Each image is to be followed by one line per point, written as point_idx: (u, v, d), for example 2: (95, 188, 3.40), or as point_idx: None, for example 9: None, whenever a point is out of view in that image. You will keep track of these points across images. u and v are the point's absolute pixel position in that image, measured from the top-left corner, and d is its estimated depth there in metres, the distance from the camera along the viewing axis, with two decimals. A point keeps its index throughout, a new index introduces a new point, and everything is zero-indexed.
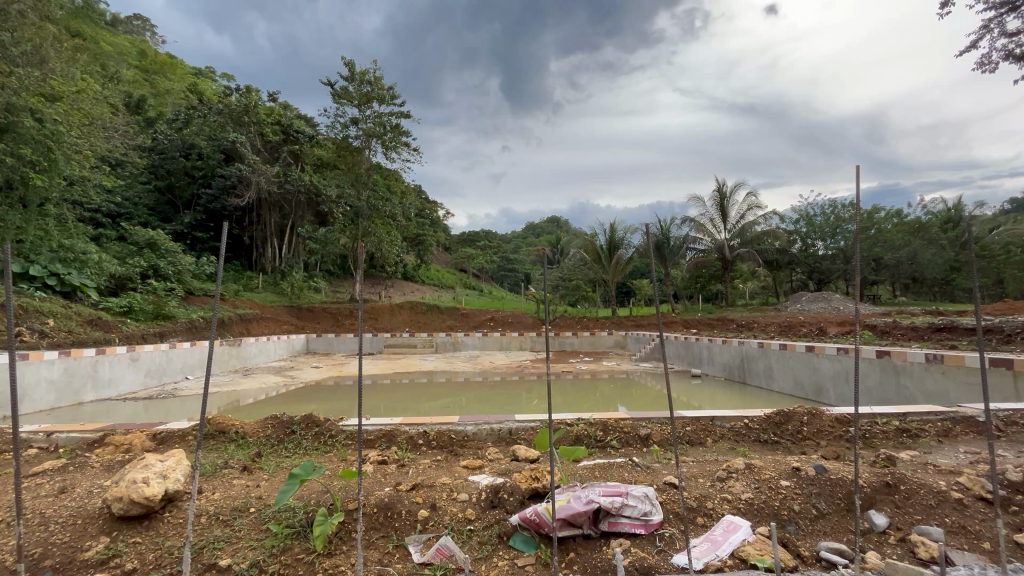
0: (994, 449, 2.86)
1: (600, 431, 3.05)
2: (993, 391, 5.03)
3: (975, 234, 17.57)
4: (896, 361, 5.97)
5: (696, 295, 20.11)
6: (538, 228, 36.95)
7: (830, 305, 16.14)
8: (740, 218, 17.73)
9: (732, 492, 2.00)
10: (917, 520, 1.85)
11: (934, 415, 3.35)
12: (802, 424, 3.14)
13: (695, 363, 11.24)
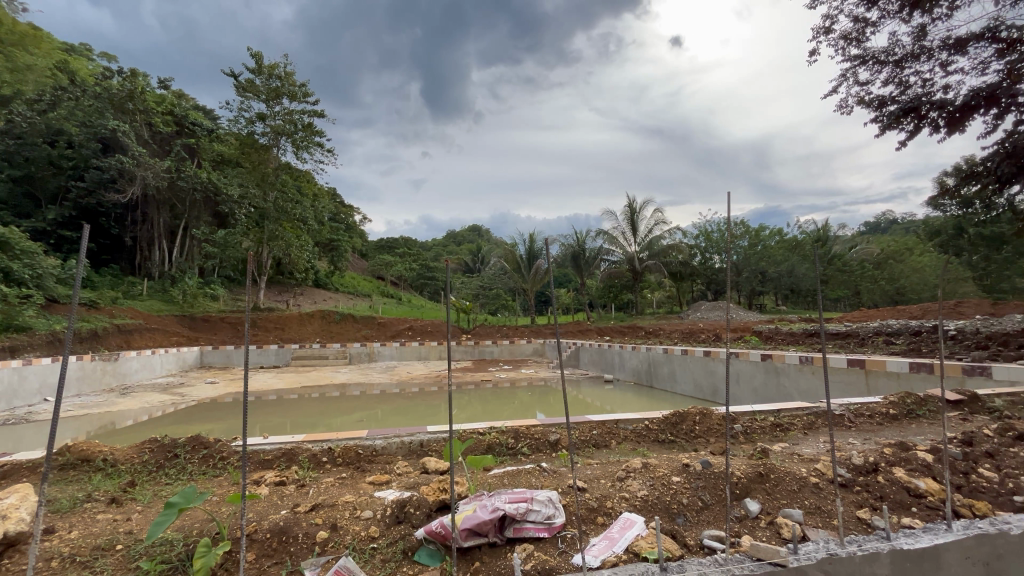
0: (847, 437, 3.33)
1: (511, 439, 3.13)
2: (850, 387, 5.85)
3: (838, 251, 20.34)
4: (776, 363, 6.72)
5: (609, 303, 21.20)
6: (459, 237, 36.81)
7: (724, 313, 17.81)
8: (648, 232, 19.06)
9: (630, 490, 2.15)
10: (783, 504, 2.09)
11: (801, 410, 3.83)
12: (694, 423, 3.44)
13: (608, 369, 11.80)
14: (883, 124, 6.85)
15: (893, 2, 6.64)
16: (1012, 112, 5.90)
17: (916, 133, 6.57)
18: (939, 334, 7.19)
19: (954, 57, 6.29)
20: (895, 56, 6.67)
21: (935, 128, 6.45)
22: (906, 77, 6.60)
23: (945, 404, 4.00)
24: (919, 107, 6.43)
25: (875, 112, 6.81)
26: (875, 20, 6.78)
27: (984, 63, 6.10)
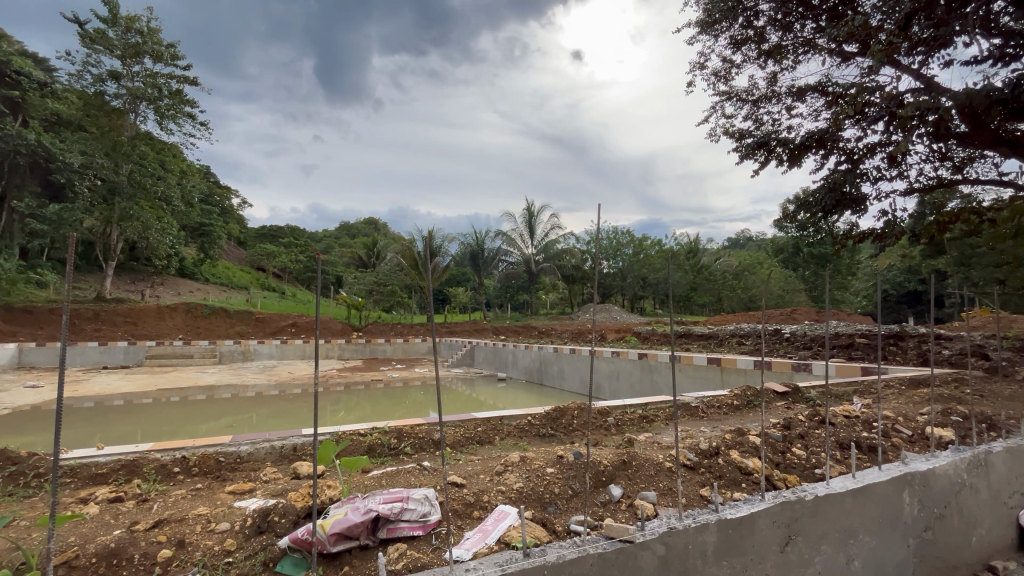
0: (699, 426, 3.79)
1: (393, 439, 3.07)
2: (709, 382, 6.67)
3: (705, 262, 23.01)
4: (650, 361, 7.42)
5: (505, 304, 21.70)
6: (353, 230, 34.93)
7: (610, 315, 19.21)
8: (544, 235, 19.91)
9: (506, 483, 2.24)
10: (641, 487, 2.32)
11: (665, 403, 4.28)
12: (573, 417, 3.68)
13: (501, 367, 12.07)
14: (742, 155, 7.92)
15: (753, 50, 7.72)
16: (834, 154, 7.17)
17: (766, 164, 7.69)
18: (777, 336, 8.51)
19: (795, 103, 7.50)
20: (753, 96, 7.75)
21: (780, 162, 7.60)
22: (760, 116, 7.71)
23: (775, 395, 4.74)
24: (769, 143, 7.54)
25: (736, 143, 7.85)
26: (738, 63, 7.82)
27: (816, 111, 7.35)
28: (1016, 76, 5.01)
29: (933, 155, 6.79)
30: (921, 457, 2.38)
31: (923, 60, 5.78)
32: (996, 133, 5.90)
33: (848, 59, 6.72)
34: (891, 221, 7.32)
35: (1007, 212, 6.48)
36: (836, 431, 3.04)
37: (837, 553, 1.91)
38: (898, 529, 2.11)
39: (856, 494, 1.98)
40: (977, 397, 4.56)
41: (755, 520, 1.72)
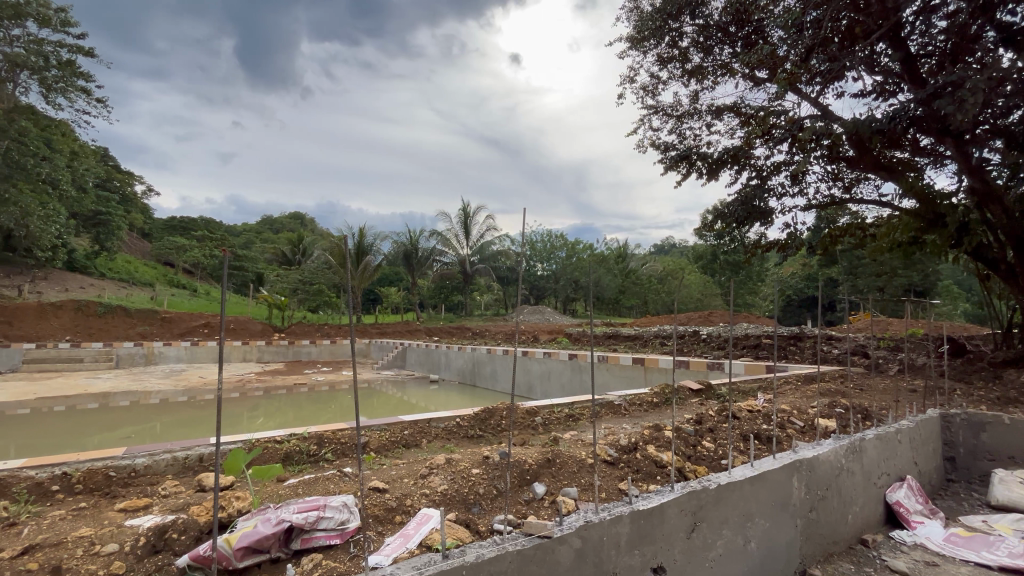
0: (620, 422, 3.98)
1: (313, 445, 2.94)
2: (632, 380, 7.03)
3: (632, 266, 24.17)
4: (579, 361, 7.71)
5: (439, 304, 21.52)
6: (276, 224, 32.84)
7: (543, 317, 19.65)
8: (479, 236, 19.94)
9: (430, 486, 2.23)
10: (563, 484, 2.40)
11: (590, 402, 4.46)
12: (501, 417, 3.72)
13: (434, 369, 11.93)
14: (666, 166, 8.42)
15: (677, 68, 8.23)
16: (745, 170, 7.81)
17: (687, 176, 8.23)
18: (695, 337, 9.13)
19: (713, 121, 8.09)
20: (677, 112, 8.26)
21: (699, 174, 8.17)
22: (683, 131, 8.23)
23: (691, 392, 5.08)
24: (690, 156, 8.07)
25: (661, 155, 8.32)
26: (665, 80, 8.31)
27: (731, 130, 7.99)
28: (893, 110, 5.75)
29: (828, 175, 7.60)
30: (808, 446, 2.67)
31: (820, 90, 6.47)
32: (877, 159, 6.72)
33: (759, 84, 7.36)
34: (793, 234, 8.10)
35: (885, 228, 7.41)
36: (739, 424, 3.32)
37: (736, 536, 2.08)
38: (788, 510, 2.34)
39: (753, 481, 2.17)
40: (857, 391, 5.17)
41: (665, 509, 1.83)
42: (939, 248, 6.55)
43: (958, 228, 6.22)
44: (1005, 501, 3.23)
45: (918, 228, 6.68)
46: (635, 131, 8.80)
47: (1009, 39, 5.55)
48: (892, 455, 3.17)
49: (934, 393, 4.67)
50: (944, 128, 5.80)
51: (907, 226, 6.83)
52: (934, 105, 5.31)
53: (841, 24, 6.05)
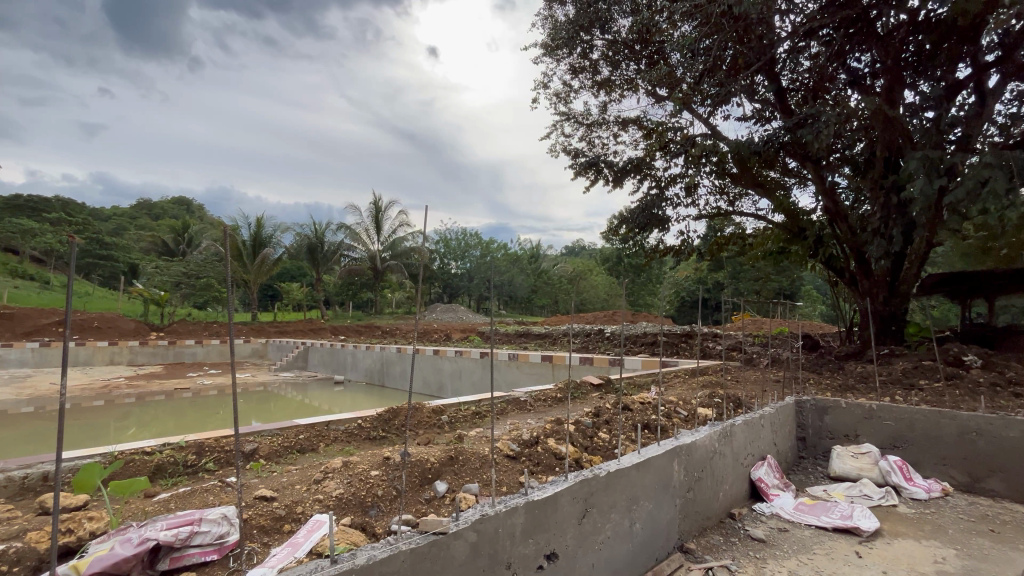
0: (525, 418, 4.10)
1: (191, 455, 2.67)
2: (539, 376, 7.32)
3: (544, 267, 24.96)
4: (491, 359, 7.93)
5: (347, 302, 20.56)
6: (154, 208, 29.08)
7: (456, 314, 19.56)
8: (392, 232, 19.19)
9: (324, 491, 2.15)
10: (465, 480, 2.44)
11: (497, 399, 4.55)
12: (406, 417, 3.65)
13: (338, 369, 11.38)
14: (576, 172, 8.80)
15: (587, 79, 8.64)
16: (647, 180, 8.41)
17: (595, 182, 8.66)
18: (600, 335, 9.68)
19: (620, 132, 8.61)
20: (587, 120, 8.67)
21: (606, 181, 8.64)
22: (592, 139, 8.67)
23: (593, 386, 5.36)
24: (598, 164, 8.51)
25: (571, 161, 8.68)
26: (576, 89, 8.68)
27: (635, 141, 8.56)
28: (767, 135, 6.55)
29: (716, 189, 8.45)
30: (688, 432, 2.95)
31: (710, 111, 7.18)
32: (755, 177, 7.60)
33: (659, 101, 7.98)
34: (686, 241, 8.89)
35: (760, 238, 8.41)
36: (631, 415, 3.58)
37: (623, 518, 2.25)
38: (668, 492, 2.57)
39: (639, 467, 2.35)
40: (733, 382, 5.82)
41: (558, 498, 1.93)
42: (800, 257, 7.58)
43: (815, 240, 7.25)
44: (841, 472, 3.83)
45: (785, 239, 7.67)
46: (548, 135, 9.08)
47: (854, 82, 6.59)
48: (756, 437, 3.61)
49: (792, 382, 5.40)
50: (805, 154, 6.71)
51: (778, 237, 7.81)
52: (798, 133, 6.13)
53: (727, 54, 6.75)
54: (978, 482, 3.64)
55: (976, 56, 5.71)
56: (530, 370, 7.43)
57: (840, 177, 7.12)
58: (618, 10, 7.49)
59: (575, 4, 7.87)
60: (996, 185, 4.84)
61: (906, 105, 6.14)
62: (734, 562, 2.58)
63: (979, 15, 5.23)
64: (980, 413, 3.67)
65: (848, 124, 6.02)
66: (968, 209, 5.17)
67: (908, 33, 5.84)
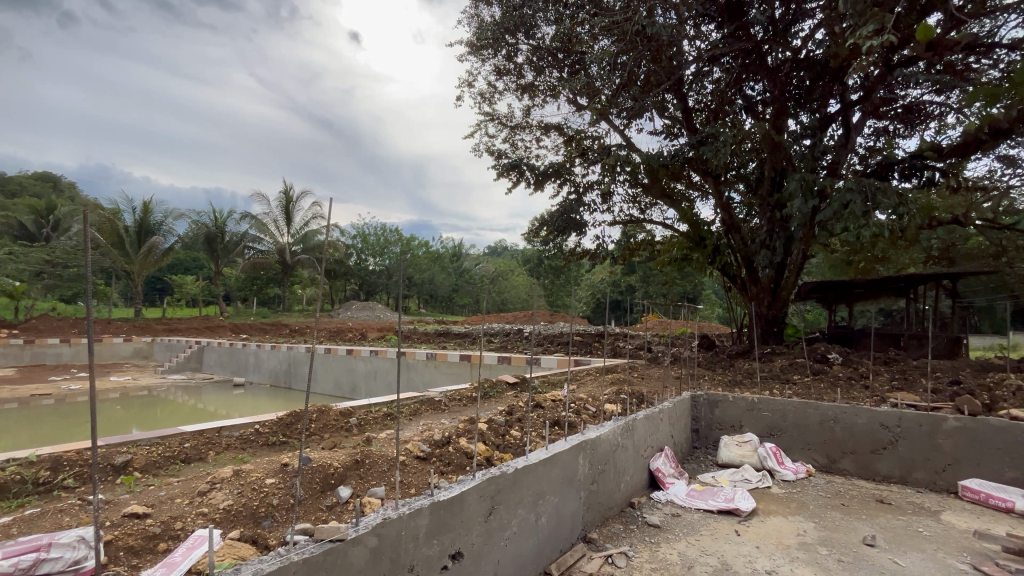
0: (439, 418, 4.07)
1: (43, 471, 2.32)
2: (456, 376, 7.27)
3: (467, 266, 24.89)
4: (408, 359, 7.88)
5: (250, 298, 19.00)
6: (9, 183, 24.74)
7: (373, 313, 18.82)
8: (303, 224, 18.06)
9: (210, 504, 1.98)
10: (370, 484, 2.36)
11: (410, 400, 4.47)
12: (310, 421, 3.45)
13: (238, 371, 10.50)
14: (499, 173, 8.87)
15: (512, 82, 8.76)
16: (566, 185, 8.68)
17: (517, 184, 8.80)
18: (519, 335, 9.87)
19: (542, 137, 8.83)
20: (510, 123, 8.79)
21: (528, 184, 8.81)
22: (515, 142, 8.80)
23: (509, 385, 5.44)
24: (521, 166, 8.65)
25: (494, 162, 8.75)
26: (501, 91, 8.76)
27: (556, 147, 8.83)
28: (674, 150, 7.07)
29: (629, 198, 8.95)
30: (593, 427, 3.09)
31: (625, 123, 7.60)
32: (663, 188, 8.16)
33: (580, 109, 8.29)
34: (601, 245, 9.32)
35: (667, 245, 9.05)
36: (543, 413, 3.68)
37: (529, 514, 2.31)
38: (573, 485, 2.68)
39: (546, 462, 2.43)
40: (639, 378, 6.20)
41: (465, 497, 1.94)
42: (701, 264, 8.27)
43: (713, 249, 7.95)
44: (727, 460, 4.23)
45: (688, 247, 8.32)
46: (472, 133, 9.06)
47: (749, 108, 7.30)
48: (655, 430, 3.88)
49: (689, 379, 5.87)
50: (706, 169, 7.33)
51: (682, 245, 8.45)
52: (701, 150, 6.69)
53: (642, 71, 7.19)
54: (834, 463, 4.20)
55: (844, 94, 6.59)
56: (448, 369, 7.39)
57: (735, 193, 7.87)
58: (543, 18, 7.67)
59: (501, 6, 7.93)
60: (855, 207, 5.63)
61: (789, 132, 6.94)
62: (631, 548, 2.76)
63: (846, 59, 6.04)
64: (837, 403, 4.24)
65: (743, 145, 6.67)
66: (833, 227, 5.96)
67: (792, 68, 6.61)
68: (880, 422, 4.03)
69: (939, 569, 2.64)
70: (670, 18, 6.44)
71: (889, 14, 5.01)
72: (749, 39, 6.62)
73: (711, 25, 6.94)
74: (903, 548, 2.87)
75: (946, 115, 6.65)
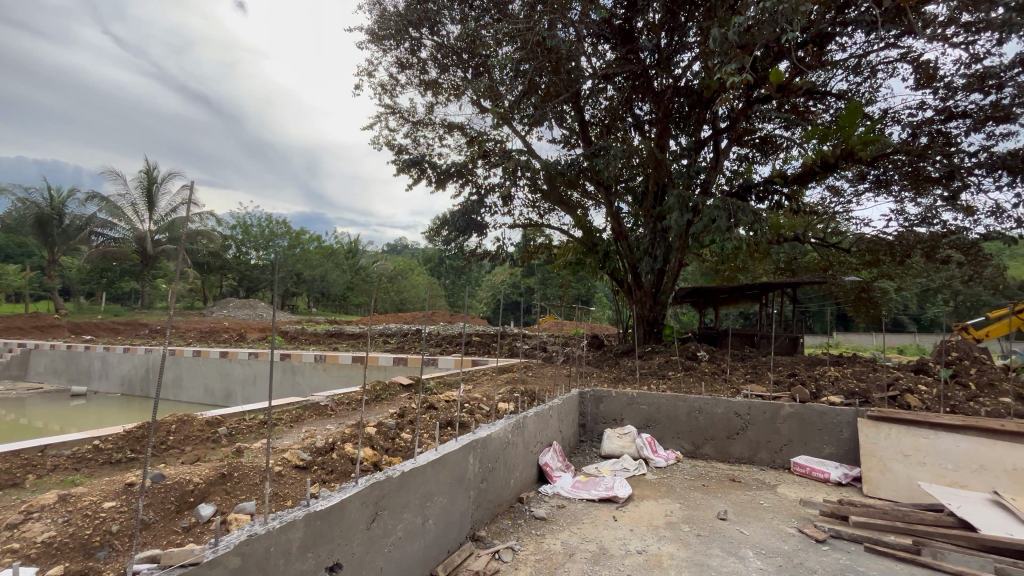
0: (323, 424, 3.81)
1: None
2: (348, 379, 6.94)
3: (363, 263, 23.80)
4: (293, 362, 7.32)
5: (98, 293, 16.27)
6: None
7: (254, 312, 17.13)
8: (171, 211, 15.95)
9: (23, 538, 1.66)
10: (239, 500, 2.14)
11: (293, 405, 4.18)
12: (168, 433, 3.05)
13: (78, 379, 8.92)
14: (399, 169, 8.63)
15: (414, 77, 8.57)
16: (468, 186, 8.69)
17: (418, 182, 8.62)
18: (416, 335, 9.67)
19: (444, 135, 8.76)
20: (413, 118, 8.58)
21: (429, 182, 8.67)
22: (417, 138, 8.63)
23: (402, 387, 5.30)
24: (422, 164, 8.48)
25: (395, 157, 8.49)
26: (403, 84, 8.51)
27: (459, 147, 8.83)
28: (571, 160, 7.44)
29: (528, 202, 9.23)
30: (484, 426, 3.13)
31: (527, 130, 7.83)
32: (560, 195, 8.54)
33: (482, 111, 8.35)
34: (501, 247, 9.49)
35: (562, 250, 9.50)
36: (435, 414, 3.64)
37: (415, 517, 2.26)
38: (462, 485, 2.69)
39: (435, 464, 2.41)
40: (534, 377, 6.41)
41: (346, 505, 1.84)
42: (592, 269, 8.80)
43: (603, 255, 8.50)
44: (608, 451, 4.57)
45: (581, 252, 8.80)
46: (370, 125, 8.73)
47: (637, 126, 7.92)
48: (545, 426, 4.03)
49: (578, 377, 6.21)
50: (599, 180, 7.81)
51: (576, 250, 8.92)
52: (594, 161, 7.12)
53: (543, 81, 7.44)
54: (698, 449, 4.72)
55: (715, 122, 7.46)
56: (338, 372, 7.01)
57: (624, 204, 8.50)
58: (448, 16, 7.63)
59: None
60: (721, 223, 6.37)
61: (670, 151, 7.66)
62: (517, 542, 2.84)
63: (716, 91, 6.83)
64: (701, 396, 4.77)
65: (631, 160, 7.24)
66: (703, 239, 6.71)
67: (673, 94, 7.29)
68: (735, 411, 4.62)
69: (773, 534, 3.10)
70: (569, 33, 6.77)
71: (748, 57, 5.76)
72: (638, 63, 7.18)
73: (606, 45, 7.43)
74: (748, 519, 3.32)
75: (790, 148, 7.83)
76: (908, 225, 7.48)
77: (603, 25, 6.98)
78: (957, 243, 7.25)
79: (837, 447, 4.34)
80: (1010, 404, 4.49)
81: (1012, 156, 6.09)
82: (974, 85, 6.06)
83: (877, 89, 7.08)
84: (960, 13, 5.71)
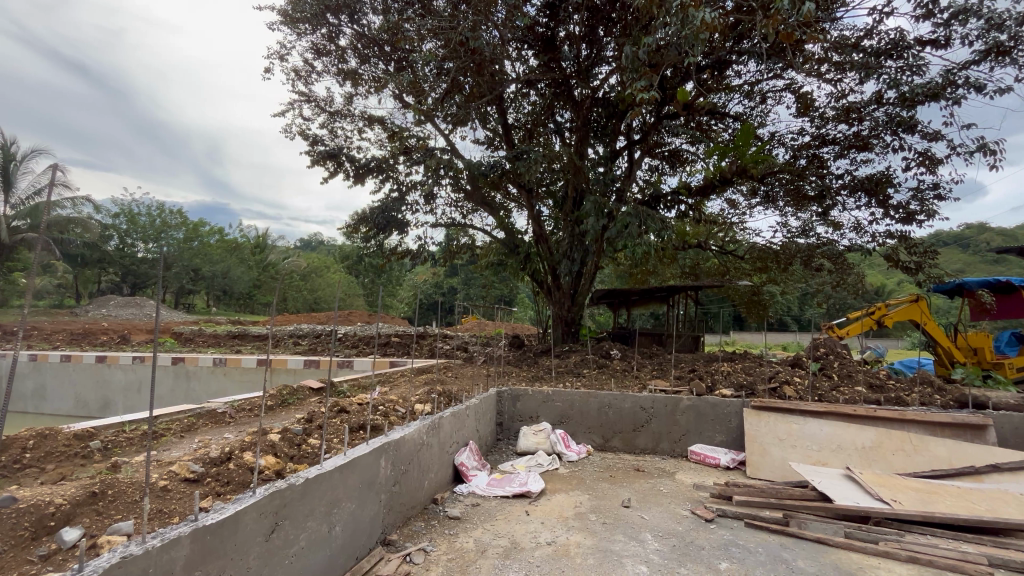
0: (220, 433, 3.52)
1: None
2: (251, 383, 6.48)
3: (272, 259, 22.24)
4: (187, 366, 6.64)
5: None
6: None
7: (141, 311, 15.33)
8: (32, 193, 13.81)
9: None
10: (113, 520, 1.92)
11: (183, 413, 3.81)
12: (24, 450, 2.65)
13: None
14: (313, 160, 8.19)
15: (332, 65, 8.18)
16: (390, 183, 8.45)
17: (334, 175, 8.23)
18: (330, 335, 9.24)
19: (364, 128, 8.46)
20: (330, 108, 8.18)
21: (346, 176, 8.31)
22: (334, 129, 8.24)
23: (312, 390, 5.04)
24: (339, 157, 8.11)
25: (309, 148, 8.04)
26: (319, 72, 8.10)
27: (379, 141, 8.57)
28: (493, 161, 7.50)
29: (451, 202, 9.19)
30: (399, 429, 3.07)
31: (450, 129, 7.80)
32: (484, 196, 8.59)
33: (404, 107, 8.17)
34: (423, 246, 9.32)
35: (485, 250, 9.57)
36: (347, 417, 3.50)
37: (320, 525, 2.17)
38: (373, 489, 2.62)
39: (342, 469, 2.33)
40: (455, 377, 6.38)
41: (240, 517, 1.73)
42: (514, 270, 8.95)
43: (525, 256, 8.69)
44: (524, 448, 4.69)
45: (503, 252, 8.91)
46: (281, 112, 8.22)
47: (558, 132, 8.20)
48: (461, 426, 4.04)
49: (497, 376, 6.30)
50: (521, 183, 7.96)
51: (498, 250, 9.03)
52: (516, 164, 7.24)
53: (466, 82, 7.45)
54: (607, 442, 4.99)
55: (629, 134, 7.92)
56: (240, 376, 6.51)
57: (545, 207, 8.75)
58: (370, 6, 7.39)
59: None
60: (632, 229, 6.77)
61: (589, 158, 8.01)
62: (430, 544, 2.82)
63: (629, 104, 7.26)
64: (611, 392, 5.05)
65: (552, 165, 7.47)
66: (616, 243, 7.09)
67: (591, 104, 7.64)
68: (640, 405, 4.94)
69: (670, 517, 3.37)
70: (493, 36, 6.82)
71: (657, 76, 6.19)
72: (559, 71, 7.43)
73: (529, 51, 7.60)
74: (648, 505, 3.58)
75: (694, 162, 8.53)
76: (790, 236, 8.46)
77: (527, 31, 7.15)
78: (828, 253, 8.32)
79: (726, 435, 4.80)
80: (863, 392, 5.26)
81: (869, 180, 7.12)
82: (841, 116, 7.01)
83: (766, 114, 7.93)
84: (831, 54, 6.57)
